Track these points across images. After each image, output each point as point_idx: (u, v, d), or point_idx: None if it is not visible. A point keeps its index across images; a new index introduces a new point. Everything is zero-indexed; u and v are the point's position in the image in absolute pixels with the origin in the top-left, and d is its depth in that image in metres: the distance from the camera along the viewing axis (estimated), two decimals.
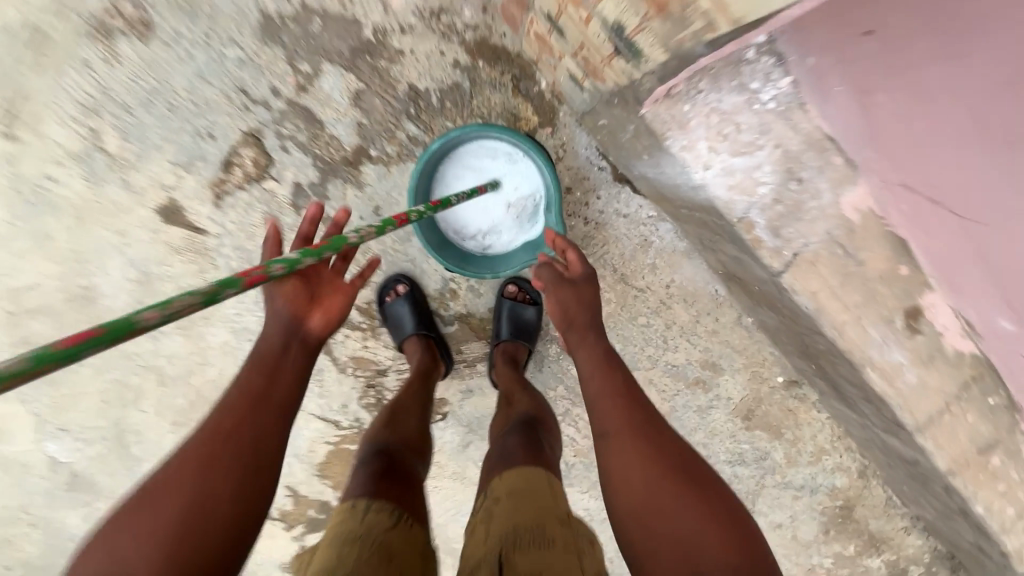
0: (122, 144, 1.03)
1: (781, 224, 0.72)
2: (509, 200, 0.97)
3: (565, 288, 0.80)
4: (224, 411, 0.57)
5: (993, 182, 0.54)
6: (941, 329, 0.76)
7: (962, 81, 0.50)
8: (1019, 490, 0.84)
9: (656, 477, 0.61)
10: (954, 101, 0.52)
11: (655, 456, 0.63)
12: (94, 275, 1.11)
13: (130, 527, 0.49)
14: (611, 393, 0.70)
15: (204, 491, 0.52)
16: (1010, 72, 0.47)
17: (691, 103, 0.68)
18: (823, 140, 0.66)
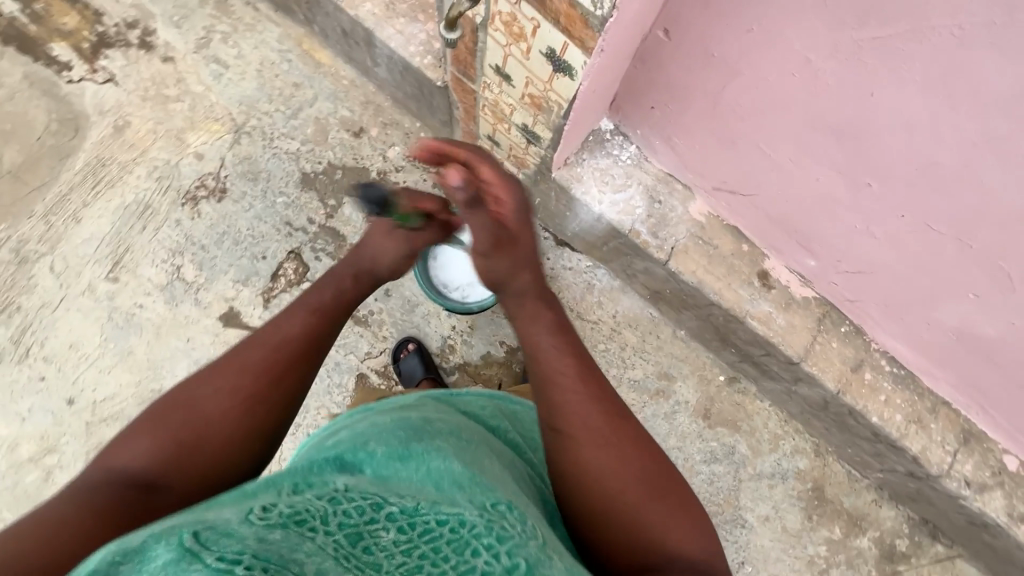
0: (197, 272, 1.40)
1: (657, 229, 1.11)
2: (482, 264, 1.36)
3: (502, 253, 0.69)
4: (271, 352, 0.71)
5: (745, 169, 0.92)
6: (787, 283, 1.10)
7: (701, 124, 0.90)
8: (896, 397, 1.10)
9: (626, 480, 0.65)
10: (705, 132, 0.91)
11: (622, 458, 0.66)
12: (163, 378, 1.38)
13: (181, 408, 0.66)
14: (585, 399, 0.69)
15: (235, 411, 0.66)
16: (713, 113, 0.86)
17: (581, 166, 1.10)
18: (665, 176, 1.09)
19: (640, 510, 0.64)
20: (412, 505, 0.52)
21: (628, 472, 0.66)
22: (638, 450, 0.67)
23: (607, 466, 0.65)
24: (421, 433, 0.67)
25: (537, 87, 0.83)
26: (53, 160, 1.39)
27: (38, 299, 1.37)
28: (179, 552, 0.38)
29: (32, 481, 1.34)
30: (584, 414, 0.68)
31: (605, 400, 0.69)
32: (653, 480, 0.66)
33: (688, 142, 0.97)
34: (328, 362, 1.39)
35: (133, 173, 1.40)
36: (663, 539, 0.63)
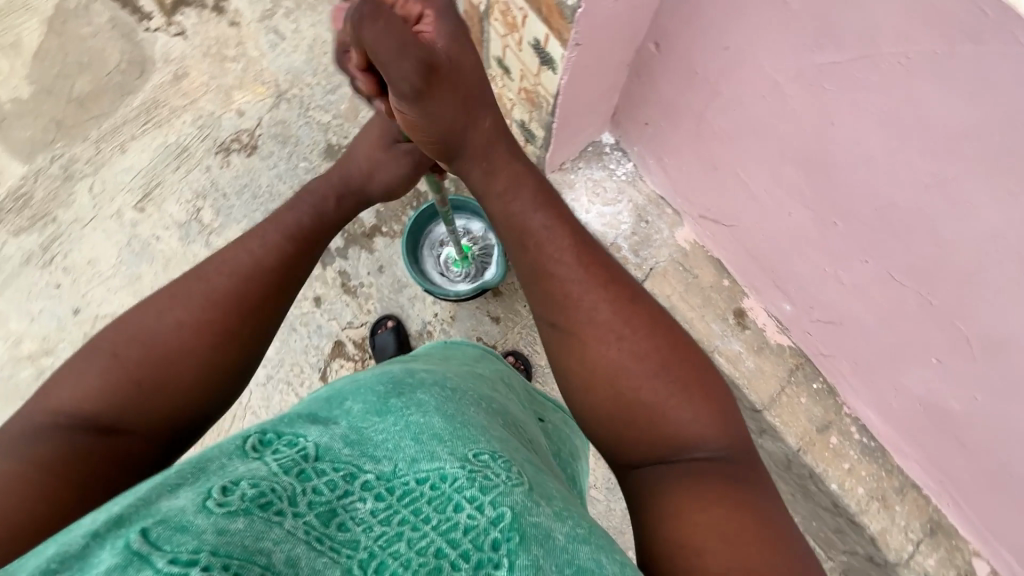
0: (213, 217, 1.49)
1: (639, 247, 1.11)
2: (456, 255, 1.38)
3: None
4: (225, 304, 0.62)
5: (727, 198, 0.92)
6: (763, 326, 1.07)
7: (691, 147, 0.91)
8: (861, 469, 1.04)
9: (650, 384, 0.59)
10: (694, 156, 0.92)
11: (641, 360, 0.59)
12: None
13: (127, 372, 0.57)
14: (597, 298, 0.61)
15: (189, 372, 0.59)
16: (701, 137, 0.87)
17: (575, 173, 1.12)
18: (656, 198, 1.10)
19: (668, 411, 0.58)
20: (388, 470, 0.45)
21: (647, 374, 0.59)
22: (658, 344, 0.60)
23: (622, 374, 0.59)
24: (401, 387, 0.58)
25: (529, 81, 0.87)
26: (116, 95, 1.54)
27: (72, 214, 1.50)
28: (120, 560, 0.32)
29: (25, 376, 1.44)
30: (596, 310, 0.61)
31: (616, 292, 0.62)
32: (676, 375, 0.59)
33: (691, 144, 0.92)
34: (311, 323, 1.44)
35: (180, 118, 1.53)
36: (694, 438, 0.57)
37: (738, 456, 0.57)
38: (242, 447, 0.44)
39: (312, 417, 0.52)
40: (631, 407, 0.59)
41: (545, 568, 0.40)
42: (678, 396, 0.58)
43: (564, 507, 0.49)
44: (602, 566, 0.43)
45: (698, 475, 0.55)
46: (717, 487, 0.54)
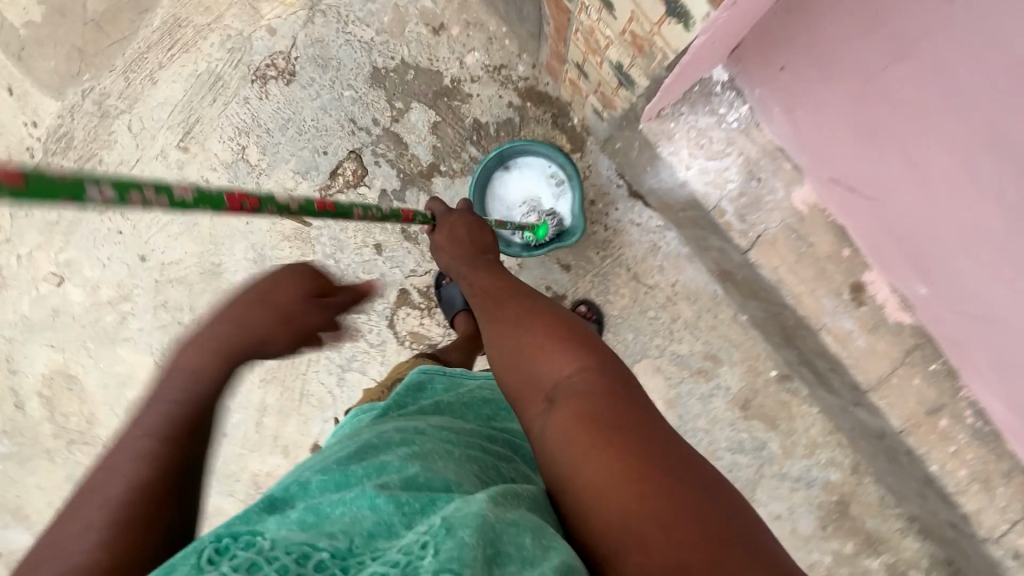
0: (260, 157, 1.39)
1: (746, 212, 0.96)
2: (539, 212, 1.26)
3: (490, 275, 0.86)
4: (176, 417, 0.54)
5: (865, 169, 0.78)
6: (883, 301, 0.95)
7: (828, 119, 0.78)
8: (968, 452, 0.98)
9: (520, 338, 0.68)
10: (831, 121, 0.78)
11: (507, 320, 0.71)
12: (224, 255, 1.45)
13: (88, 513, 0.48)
14: (485, 290, 0.79)
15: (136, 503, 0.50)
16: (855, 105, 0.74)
17: (676, 121, 0.95)
18: (775, 151, 0.92)
19: (531, 354, 0.66)
20: (344, 546, 0.45)
21: (521, 328, 0.69)
22: (527, 308, 0.72)
23: (500, 336, 0.70)
24: (366, 452, 0.61)
25: (642, 27, 0.69)
26: (133, 14, 1.37)
27: (117, 156, 1.41)
28: None
29: (110, 321, 1.50)
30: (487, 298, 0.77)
31: (502, 288, 0.77)
32: (535, 327, 0.68)
33: (809, 127, 0.82)
34: (374, 272, 1.40)
35: (207, 40, 1.37)
36: (557, 373, 0.63)
37: (607, 379, 0.61)
38: (197, 564, 0.41)
39: (268, 502, 0.54)
40: (510, 357, 0.67)
41: (472, 543, 0.43)
42: (546, 338, 0.66)
43: (500, 493, 0.53)
44: (523, 548, 0.46)
45: (568, 397, 0.60)
46: (575, 403, 0.58)
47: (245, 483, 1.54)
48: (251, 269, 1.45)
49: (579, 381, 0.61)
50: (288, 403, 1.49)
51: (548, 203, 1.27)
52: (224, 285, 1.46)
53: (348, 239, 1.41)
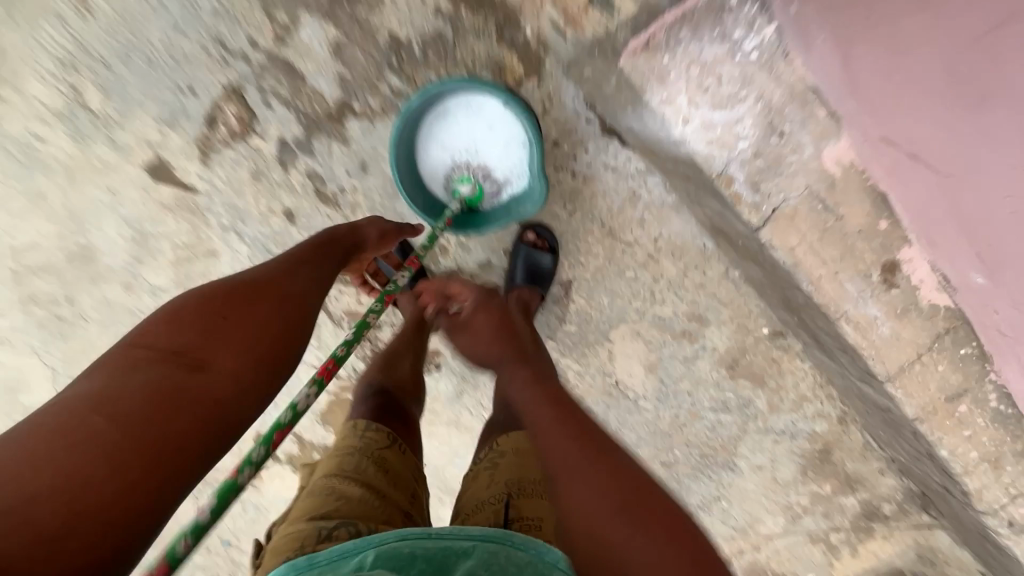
0: (104, 100, 1.03)
1: (761, 178, 0.72)
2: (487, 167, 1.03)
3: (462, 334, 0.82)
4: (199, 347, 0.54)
5: (945, 142, 0.58)
6: (918, 282, 0.76)
7: (902, 71, 0.57)
8: (983, 435, 0.87)
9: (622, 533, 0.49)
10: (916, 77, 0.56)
11: (601, 497, 0.51)
12: (91, 234, 1.13)
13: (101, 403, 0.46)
14: (553, 431, 0.57)
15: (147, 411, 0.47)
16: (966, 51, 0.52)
17: (670, 54, 0.68)
18: (805, 93, 0.66)
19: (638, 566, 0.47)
20: None
21: (625, 523, 0.49)
22: (610, 487, 0.52)
23: (580, 507, 0.51)
24: None
25: None
26: None
27: None
28: None
29: None
30: (553, 448, 0.55)
31: (585, 434, 0.56)
32: (648, 529, 0.49)
33: (869, 72, 0.59)
34: (290, 245, 1.12)
35: None
36: None
37: None
38: None
39: None
40: (589, 555, 0.50)
41: None
42: (642, 551, 0.48)
43: None
44: None
45: None
46: None
47: None
48: (132, 250, 1.14)
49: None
50: None
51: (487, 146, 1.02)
52: (103, 272, 1.16)
53: (247, 206, 1.10)
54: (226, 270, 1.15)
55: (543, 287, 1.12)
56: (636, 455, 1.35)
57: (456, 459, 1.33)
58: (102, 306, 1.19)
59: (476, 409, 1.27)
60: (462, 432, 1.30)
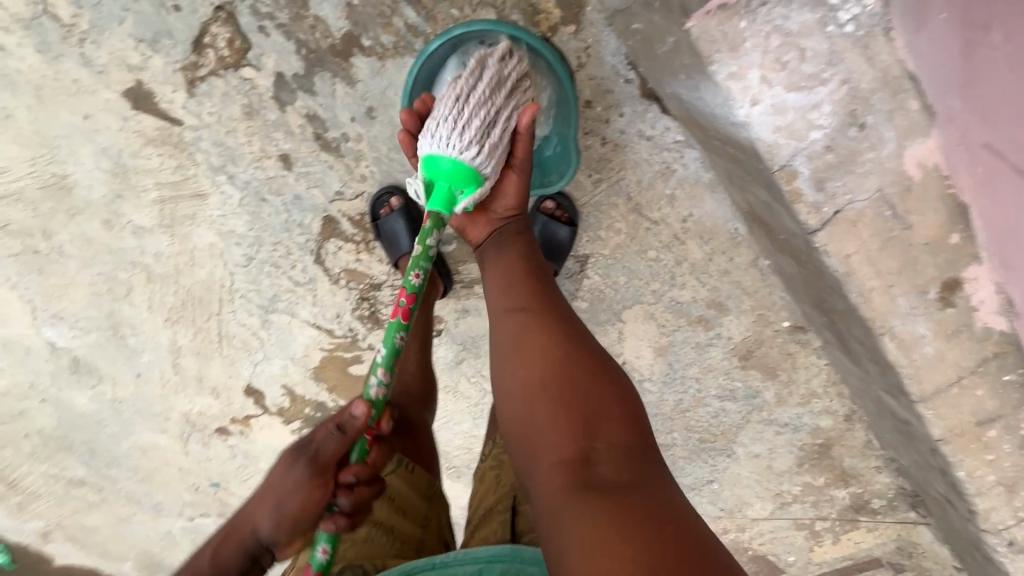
0: (74, 11, 0.91)
1: (827, 176, 0.66)
2: (446, 140, 0.73)
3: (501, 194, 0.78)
4: None
5: None
6: (976, 304, 0.68)
7: None
8: None
9: (565, 360, 0.61)
10: None
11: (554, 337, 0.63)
12: (66, 162, 1.02)
13: None
14: (523, 282, 0.69)
15: None
16: None
17: (751, 19, 0.62)
18: (900, 79, 0.60)
19: (577, 382, 0.59)
20: None
21: (568, 357, 0.61)
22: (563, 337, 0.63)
23: (535, 334, 0.63)
24: None
25: None
26: None
27: None
28: None
29: None
30: (529, 298, 0.67)
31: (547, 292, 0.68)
32: (588, 365, 0.61)
33: (1001, 62, 0.50)
34: (286, 192, 1.02)
35: None
36: (597, 425, 0.56)
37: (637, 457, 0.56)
38: None
39: None
40: (531, 376, 0.60)
41: None
42: (583, 378, 0.59)
43: None
44: None
45: (603, 455, 0.55)
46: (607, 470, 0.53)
47: (178, 421, 1.32)
48: (112, 184, 1.04)
49: (618, 448, 0.55)
50: (205, 344, 1.21)
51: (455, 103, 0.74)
52: (80, 206, 1.06)
53: (239, 146, 0.99)
54: (214, 214, 1.06)
55: (558, 263, 1.06)
56: None
57: (451, 424, 1.29)
58: (81, 242, 1.10)
59: (475, 378, 1.22)
60: (458, 400, 1.25)
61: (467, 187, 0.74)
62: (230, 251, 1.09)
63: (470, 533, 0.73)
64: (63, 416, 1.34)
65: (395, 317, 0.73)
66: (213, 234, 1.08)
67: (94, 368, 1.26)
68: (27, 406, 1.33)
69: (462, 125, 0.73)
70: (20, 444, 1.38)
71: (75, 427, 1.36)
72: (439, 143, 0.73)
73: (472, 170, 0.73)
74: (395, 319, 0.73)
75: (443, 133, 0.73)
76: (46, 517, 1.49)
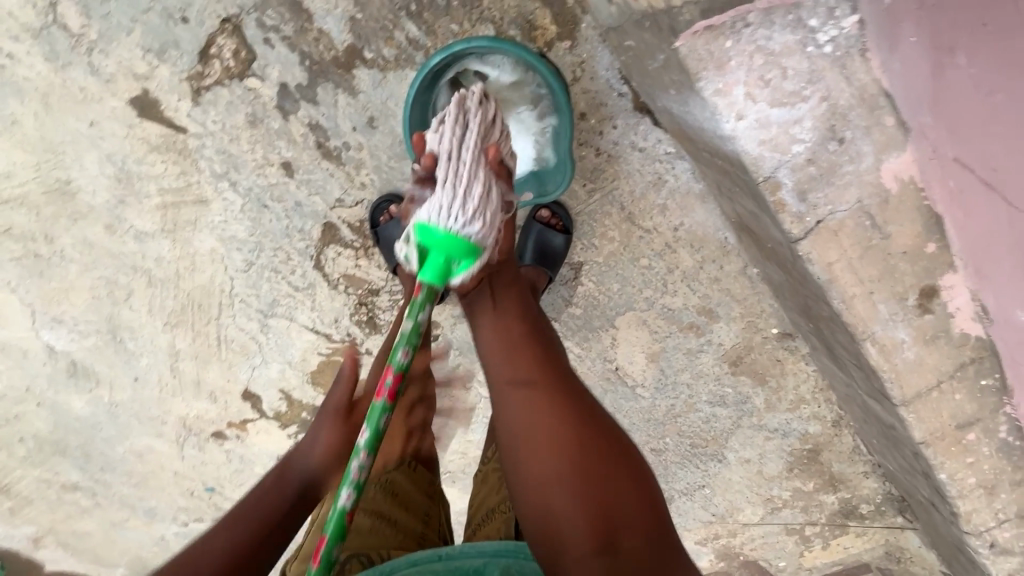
0: (84, 22, 0.93)
1: (810, 187, 0.69)
2: (446, 211, 0.62)
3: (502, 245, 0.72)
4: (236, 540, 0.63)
5: None
6: (953, 310, 0.71)
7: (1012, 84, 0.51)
8: (1004, 473, 0.80)
9: (575, 435, 0.59)
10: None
11: (560, 408, 0.61)
12: (71, 168, 1.04)
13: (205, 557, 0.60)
14: (522, 348, 0.66)
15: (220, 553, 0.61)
16: None
17: (736, 39, 0.66)
18: (876, 97, 0.64)
19: (590, 458, 0.58)
20: None
21: (579, 432, 0.59)
22: (568, 407, 0.61)
23: (543, 409, 0.61)
24: None
25: None
26: None
27: None
28: None
29: None
30: (528, 366, 0.65)
31: (547, 358, 0.66)
32: (597, 437, 0.60)
33: (966, 84, 0.55)
34: (287, 199, 1.05)
35: None
36: (615, 504, 0.56)
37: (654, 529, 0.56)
38: None
39: None
40: (541, 455, 0.58)
41: None
42: (595, 453, 0.58)
43: None
44: None
45: (625, 536, 0.54)
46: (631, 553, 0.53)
47: (174, 425, 1.33)
48: (116, 190, 1.06)
49: (637, 525, 0.55)
50: (203, 348, 1.22)
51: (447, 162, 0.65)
52: (83, 211, 1.08)
53: (242, 153, 1.02)
54: (216, 220, 1.08)
55: (552, 271, 1.08)
56: None
57: (446, 429, 1.31)
58: (83, 246, 1.12)
59: (471, 383, 1.24)
60: (454, 405, 1.27)
61: (464, 260, 0.63)
62: (231, 256, 1.11)
63: (473, 531, 0.77)
64: (59, 420, 1.35)
65: (379, 399, 0.59)
66: (215, 239, 1.09)
67: (92, 371, 1.27)
68: (23, 409, 1.33)
69: (462, 193, 0.63)
70: (15, 447, 1.39)
71: (71, 430, 1.36)
72: (437, 211, 0.62)
73: (471, 243, 0.63)
74: (380, 401, 0.59)
75: (444, 203, 0.62)
76: (38, 522, 1.49)
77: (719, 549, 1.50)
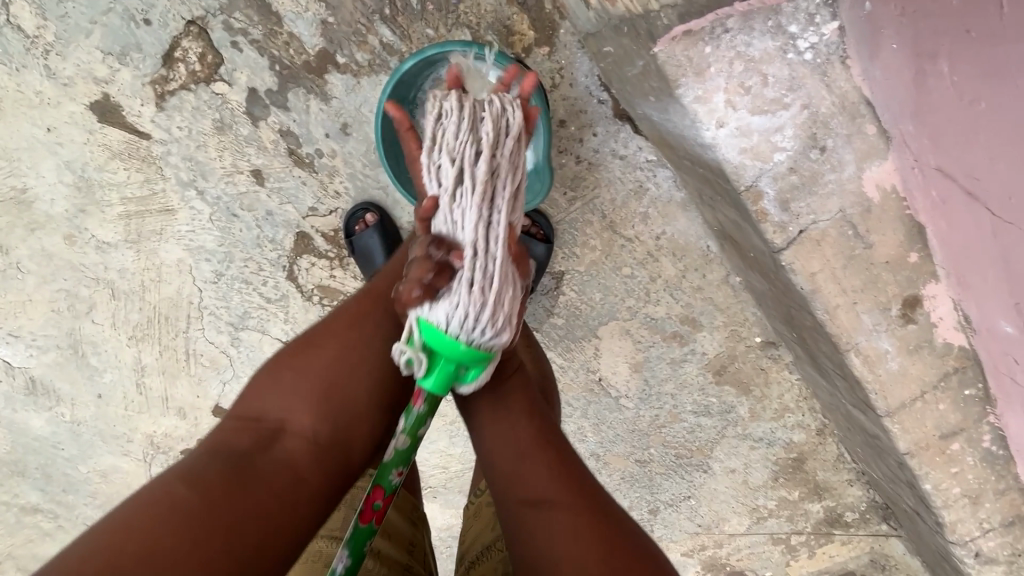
0: (41, 23, 0.89)
1: (792, 197, 0.68)
2: (468, 323, 0.57)
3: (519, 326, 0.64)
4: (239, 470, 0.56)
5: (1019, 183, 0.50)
6: (936, 320, 0.70)
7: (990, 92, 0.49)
8: (990, 483, 0.79)
9: (602, 551, 0.56)
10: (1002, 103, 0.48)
11: (582, 522, 0.58)
12: (27, 176, 0.99)
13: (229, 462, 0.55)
14: (537, 455, 0.63)
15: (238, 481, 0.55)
16: None
17: (714, 45, 0.64)
18: (857, 104, 0.63)
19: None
20: None
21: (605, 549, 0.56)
22: (593, 519, 0.58)
23: (566, 526, 0.57)
24: None
25: None
26: None
27: None
28: None
29: None
30: (540, 482, 0.61)
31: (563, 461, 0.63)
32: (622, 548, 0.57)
33: (947, 91, 0.53)
34: (258, 207, 1.01)
35: None
36: None
37: None
38: None
39: None
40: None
41: None
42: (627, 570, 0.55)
43: None
44: None
45: None
46: None
47: (141, 443, 1.27)
48: (76, 199, 1.01)
49: None
50: (171, 363, 1.17)
51: (474, 261, 0.57)
52: (40, 221, 1.03)
53: (209, 160, 0.98)
54: (183, 229, 1.03)
55: (533, 281, 1.04)
56: (612, 450, 1.33)
57: (427, 443, 1.27)
58: (41, 257, 1.06)
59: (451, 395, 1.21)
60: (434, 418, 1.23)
61: (475, 367, 0.61)
62: (199, 267, 1.06)
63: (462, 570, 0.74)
64: (18, 440, 1.28)
65: (367, 522, 0.59)
66: (182, 249, 1.05)
67: (53, 389, 1.21)
68: None
69: (490, 303, 0.57)
70: None
71: (30, 451, 1.29)
72: (460, 319, 0.57)
73: (485, 351, 0.60)
74: (368, 524, 0.59)
75: (468, 316, 0.57)
76: None
77: (706, 561, 1.47)
